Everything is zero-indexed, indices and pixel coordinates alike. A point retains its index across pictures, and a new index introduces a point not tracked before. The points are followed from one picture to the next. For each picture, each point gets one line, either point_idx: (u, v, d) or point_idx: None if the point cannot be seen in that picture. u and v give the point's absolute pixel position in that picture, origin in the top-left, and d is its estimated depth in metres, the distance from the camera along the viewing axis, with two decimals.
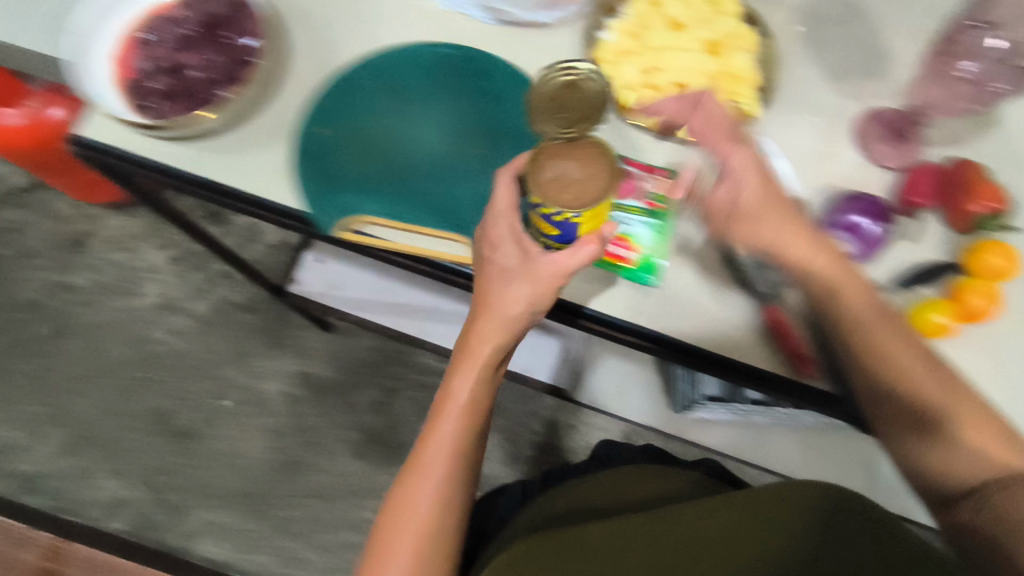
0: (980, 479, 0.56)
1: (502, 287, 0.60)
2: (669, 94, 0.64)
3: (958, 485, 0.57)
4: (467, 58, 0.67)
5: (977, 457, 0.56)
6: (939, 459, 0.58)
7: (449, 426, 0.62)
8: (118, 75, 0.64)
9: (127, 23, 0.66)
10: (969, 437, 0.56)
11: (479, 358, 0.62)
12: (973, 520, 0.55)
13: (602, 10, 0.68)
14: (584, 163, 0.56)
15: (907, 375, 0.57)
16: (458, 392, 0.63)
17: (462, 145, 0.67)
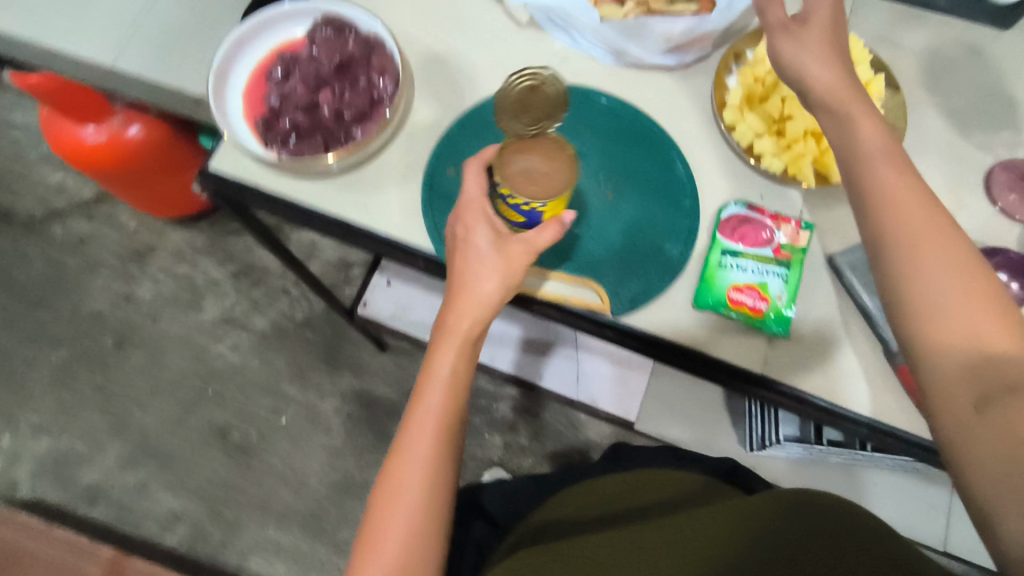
0: (987, 388, 0.42)
1: (477, 267, 0.59)
2: (800, 143, 0.63)
3: (962, 397, 0.43)
4: (592, 104, 0.68)
5: (959, 349, 0.44)
6: (947, 373, 0.45)
7: (434, 405, 0.58)
8: (250, 111, 0.66)
9: (260, 60, 0.68)
10: (975, 328, 0.44)
11: (460, 335, 0.59)
12: (963, 436, 0.42)
13: (729, 55, 0.68)
14: (549, 156, 0.57)
15: (898, 260, 0.48)
16: (438, 369, 0.59)
17: (588, 188, 0.66)
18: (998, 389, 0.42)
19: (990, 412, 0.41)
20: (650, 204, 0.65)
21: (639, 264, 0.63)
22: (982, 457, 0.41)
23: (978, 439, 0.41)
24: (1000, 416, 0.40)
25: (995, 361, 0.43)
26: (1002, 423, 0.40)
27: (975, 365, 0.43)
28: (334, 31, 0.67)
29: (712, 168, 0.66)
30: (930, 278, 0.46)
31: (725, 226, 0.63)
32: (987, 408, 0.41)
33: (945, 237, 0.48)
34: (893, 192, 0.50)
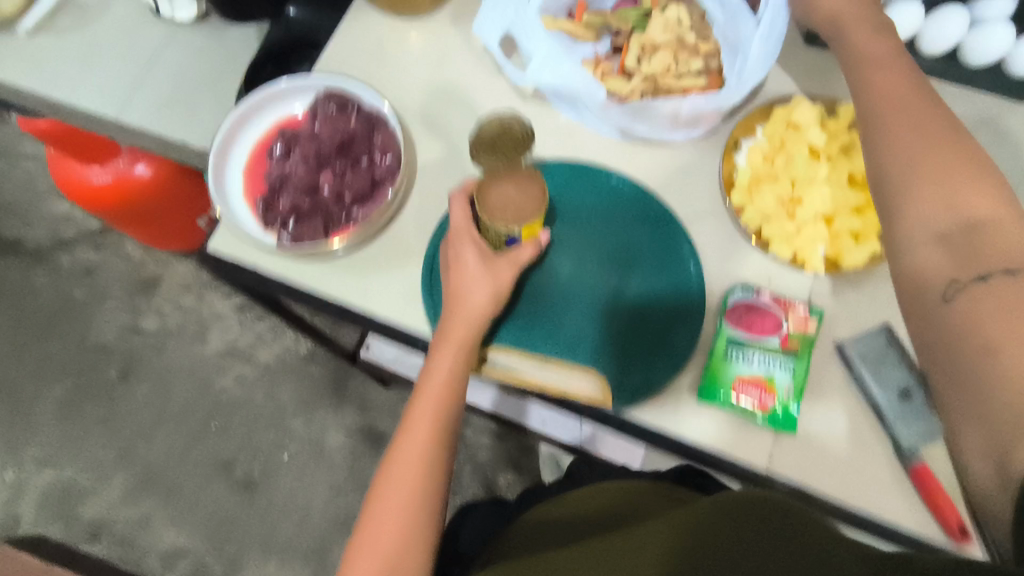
0: (962, 273, 0.48)
1: (472, 280, 0.58)
2: (808, 230, 0.62)
3: (937, 283, 0.49)
4: (602, 182, 0.67)
5: (941, 224, 0.50)
6: (928, 258, 0.50)
7: (428, 415, 0.57)
8: (250, 189, 0.65)
9: (262, 134, 0.67)
10: (954, 204, 0.50)
11: (457, 342, 0.58)
12: (934, 318, 0.48)
13: (739, 130, 0.67)
14: (522, 185, 0.58)
15: (886, 174, 0.54)
16: (432, 374, 0.58)
17: (591, 271, 0.64)
18: (971, 272, 0.47)
19: (960, 296, 0.47)
20: (654, 289, 0.63)
21: (643, 352, 0.61)
22: (959, 334, 0.46)
23: (955, 319, 0.46)
24: (969, 299, 0.46)
25: (971, 239, 0.48)
26: (973, 304, 0.46)
27: (950, 236, 0.49)
28: (337, 106, 0.65)
29: (720, 249, 0.65)
30: (913, 163, 0.53)
31: (733, 313, 0.61)
32: (953, 297, 0.47)
33: (932, 130, 0.54)
34: (882, 116, 0.57)
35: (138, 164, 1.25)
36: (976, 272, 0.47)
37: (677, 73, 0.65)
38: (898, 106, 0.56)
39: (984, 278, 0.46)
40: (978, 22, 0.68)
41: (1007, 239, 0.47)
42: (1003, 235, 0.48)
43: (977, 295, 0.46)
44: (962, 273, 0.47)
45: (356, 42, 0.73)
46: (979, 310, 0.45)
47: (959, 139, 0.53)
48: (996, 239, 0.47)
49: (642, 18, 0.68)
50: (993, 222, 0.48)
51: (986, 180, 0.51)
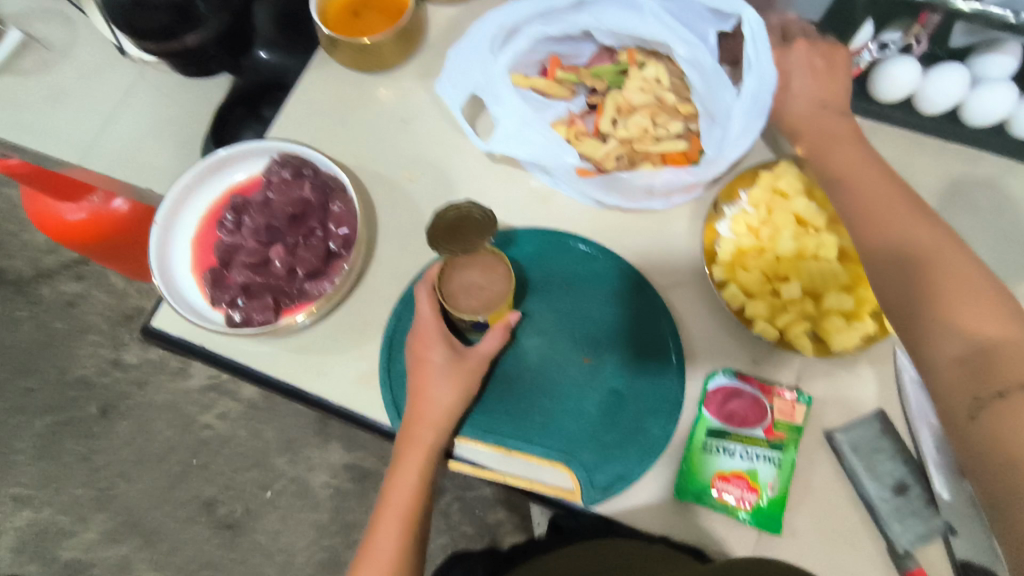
0: (981, 390, 0.43)
1: (437, 381, 0.55)
2: (798, 308, 0.58)
3: (958, 402, 0.44)
4: (575, 254, 0.63)
5: (953, 339, 0.45)
6: (953, 374, 0.45)
7: (391, 539, 0.53)
8: (198, 261, 0.62)
9: (213, 202, 0.64)
10: (965, 323, 0.45)
11: (422, 448, 0.54)
12: (962, 443, 0.43)
13: (722, 196, 0.62)
14: (486, 268, 0.56)
15: (885, 271, 0.50)
16: (399, 488, 0.54)
17: (564, 352, 0.60)
18: (994, 389, 0.42)
19: (987, 418, 0.42)
20: (630, 371, 0.59)
21: (616, 443, 0.57)
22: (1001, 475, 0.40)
23: (989, 452, 0.41)
24: (997, 421, 0.41)
25: (991, 357, 0.43)
26: (1005, 428, 0.41)
27: (969, 353, 0.44)
28: (292, 172, 0.62)
29: (702, 328, 0.60)
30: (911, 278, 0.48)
31: (712, 401, 0.57)
32: (980, 416, 0.42)
33: (918, 221, 0.51)
34: (864, 199, 0.53)
35: (117, 200, 1.00)
36: (996, 387, 0.42)
37: (655, 136, 0.63)
38: (879, 196, 0.53)
39: (1005, 395, 0.42)
40: (979, 81, 0.63)
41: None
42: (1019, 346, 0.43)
43: (1006, 418, 0.41)
44: (982, 390, 0.43)
45: (318, 103, 0.70)
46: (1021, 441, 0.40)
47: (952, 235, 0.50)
48: (1012, 353, 0.43)
49: (618, 76, 0.65)
50: (1005, 333, 0.44)
51: (986, 282, 0.47)
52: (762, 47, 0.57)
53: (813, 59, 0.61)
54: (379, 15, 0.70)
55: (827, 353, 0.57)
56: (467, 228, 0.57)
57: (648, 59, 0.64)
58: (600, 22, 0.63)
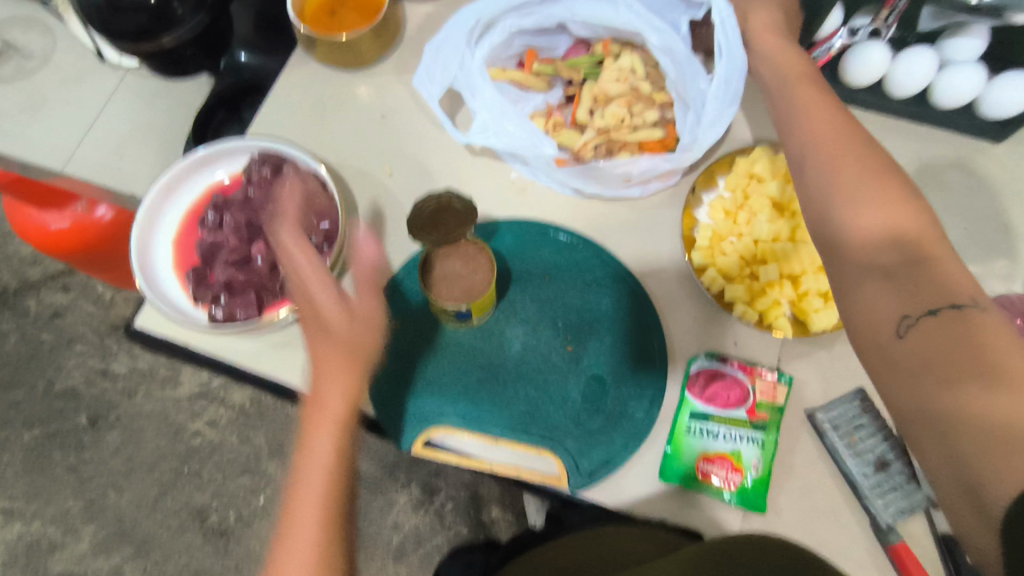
0: (911, 310, 0.41)
1: (332, 338, 0.52)
2: (777, 291, 0.58)
3: (883, 323, 0.42)
4: (555, 243, 0.64)
5: (884, 258, 0.44)
6: (877, 296, 0.43)
7: (309, 531, 0.48)
8: (180, 261, 0.62)
9: (194, 201, 0.65)
10: (878, 235, 0.45)
11: (334, 413, 0.51)
12: (889, 362, 0.42)
13: (700, 184, 0.63)
14: (468, 259, 0.57)
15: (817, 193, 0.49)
16: (310, 468, 0.50)
17: (546, 339, 0.61)
18: (923, 307, 0.41)
19: (914, 332, 0.40)
20: (611, 356, 0.60)
21: (601, 428, 0.57)
22: (931, 385, 0.38)
23: (925, 366, 0.39)
24: (926, 336, 0.40)
25: (921, 277, 0.42)
26: (933, 344, 0.39)
27: (892, 271, 0.43)
28: (273, 169, 0.62)
29: (682, 312, 0.61)
30: (853, 206, 0.47)
31: (695, 384, 0.57)
32: (908, 335, 0.41)
33: (850, 143, 0.50)
34: (812, 132, 0.51)
35: (100, 207, 0.99)
36: (928, 304, 0.41)
37: (632, 125, 0.64)
38: (820, 126, 0.51)
39: (935, 313, 0.40)
40: (948, 63, 0.64)
41: (953, 273, 0.42)
42: (951, 268, 0.42)
43: (935, 331, 0.40)
44: (910, 305, 0.41)
45: (294, 101, 0.70)
46: (954, 354, 0.38)
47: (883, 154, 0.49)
48: (942, 272, 0.42)
49: (594, 67, 0.66)
50: (935, 252, 0.43)
51: (910, 200, 0.46)
52: (731, 34, 0.57)
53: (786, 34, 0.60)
54: (354, 13, 0.70)
55: (805, 333, 0.57)
56: (449, 218, 0.56)
57: (623, 50, 0.65)
58: (575, 14, 0.64)
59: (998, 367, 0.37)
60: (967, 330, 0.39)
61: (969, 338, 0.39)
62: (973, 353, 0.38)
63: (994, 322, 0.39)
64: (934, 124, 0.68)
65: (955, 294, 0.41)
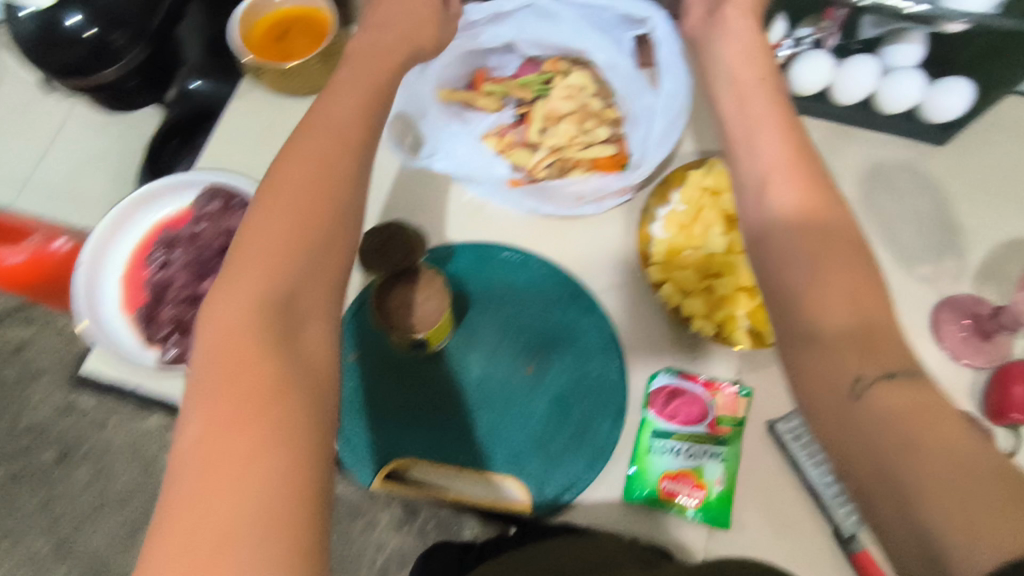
0: (866, 369, 0.36)
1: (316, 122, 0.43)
2: (733, 305, 0.58)
3: (836, 380, 0.37)
4: (514, 263, 0.63)
5: (833, 316, 0.38)
6: (827, 356, 0.38)
7: (253, 281, 0.37)
8: (129, 301, 0.61)
9: (141, 237, 0.63)
10: (827, 288, 0.39)
11: (315, 158, 0.41)
12: (841, 425, 0.36)
13: (653, 199, 0.63)
14: (419, 284, 0.56)
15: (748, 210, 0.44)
16: (319, 134, 0.42)
17: (507, 362, 0.60)
18: (877, 369, 0.36)
19: (872, 395, 0.35)
20: (573, 377, 0.59)
21: (564, 450, 0.57)
22: (888, 454, 0.33)
23: (883, 430, 0.34)
24: (885, 398, 0.35)
25: (871, 337, 0.37)
26: (893, 406, 0.34)
27: (856, 333, 0.38)
28: (221, 203, 0.61)
29: (641, 327, 0.61)
30: (798, 248, 0.41)
31: (656, 401, 0.57)
32: (863, 396, 0.35)
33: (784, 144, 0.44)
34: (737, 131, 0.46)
35: (59, 240, 0.91)
36: (884, 367, 0.36)
37: (583, 142, 0.64)
38: None
39: (892, 377, 0.35)
40: (890, 69, 0.65)
41: (897, 337, 0.38)
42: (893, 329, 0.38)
43: (894, 395, 0.35)
44: (865, 366, 0.36)
45: (243, 132, 0.70)
46: (912, 417, 0.34)
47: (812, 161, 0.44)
48: (893, 336, 0.38)
49: (543, 85, 0.67)
50: (881, 313, 0.39)
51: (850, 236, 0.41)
52: (671, 48, 0.56)
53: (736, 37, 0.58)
54: (302, 36, 0.69)
55: (761, 346, 0.57)
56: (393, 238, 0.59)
57: (572, 67, 0.66)
58: (522, 32, 0.64)
59: (944, 430, 0.33)
60: (917, 396, 0.35)
61: (927, 404, 0.34)
62: (927, 425, 0.33)
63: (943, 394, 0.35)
64: (881, 129, 0.69)
65: (907, 360, 0.37)
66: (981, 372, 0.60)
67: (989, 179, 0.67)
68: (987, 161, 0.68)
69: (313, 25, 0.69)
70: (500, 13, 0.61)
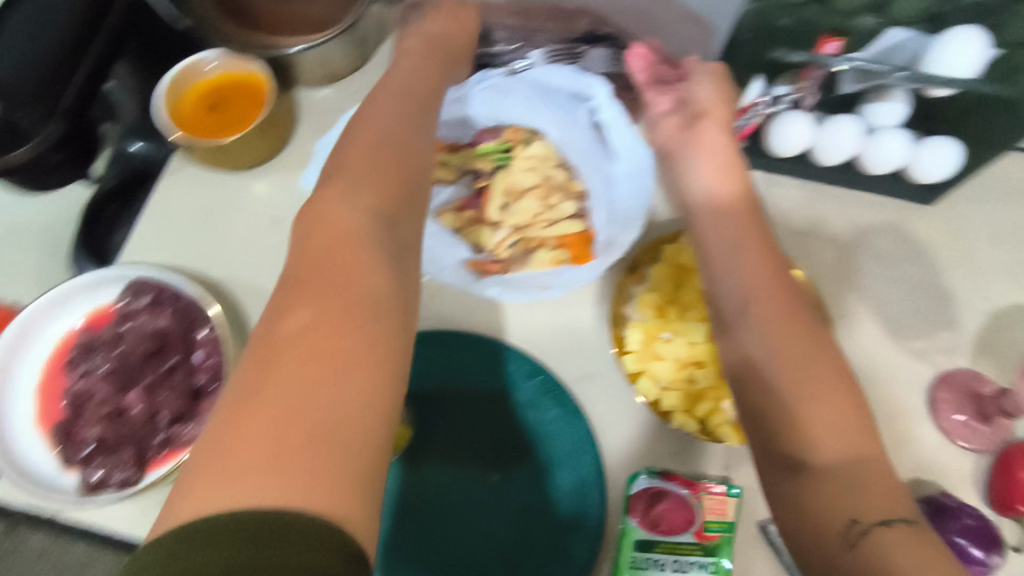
0: (861, 514, 0.36)
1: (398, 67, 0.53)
2: (708, 394, 0.54)
3: (832, 523, 0.36)
4: (474, 357, 0.58)
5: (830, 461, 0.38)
6: (825, 500, 0.37)
7: (359, 184, 0.43)
8: (44, 415, 0.54)
9: (58, 342, 0.56)
10: (820, 427, 0.39)
11: (407, 103, 0.50)
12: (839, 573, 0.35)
13: (627, 277, 0.59)
14: None
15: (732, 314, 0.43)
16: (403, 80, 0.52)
17: (470, 469, 0.55)
18: (874, 514, 0.36)
19: (870, 544, 0.35)
20: (543, 483, 0.54)
21: (536, 569, 0.51)
22: None
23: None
24: (885, 547, 0.34)
25: (863, 479, 0.37)
26: (892, 559, 0.34)
27: (850, 474, 0.37)
28: (151, 300, 0.55)
29: (616, 419, 0.56)
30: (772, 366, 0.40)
31: (637, 507, 0.52)
32: (860, 543, 0.35)
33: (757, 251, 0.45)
34: (718, 225, 0.48)
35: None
36: (882, 513, 0.36)
37: (549, 220, 0.60)
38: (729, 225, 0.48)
39: (889, 524, 0.35)
40: (873, 129, 0.61)
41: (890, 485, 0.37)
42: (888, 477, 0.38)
43: (894, 546, 0.34)
44: (862, 509, 0.36)
45: (180, 211, 0.66)
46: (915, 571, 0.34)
47: (771, 272, 0.45)
48: (884, 474, 0.38)
49: (503, 154, 0.62)
50: (872, 455, 0.38)
51: (830, 360, 0.42)
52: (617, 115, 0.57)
53: (713, 101, 0.53)
54: (237, 104, 0.63)
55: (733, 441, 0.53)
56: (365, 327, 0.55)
57: (533, 136, 0.63)
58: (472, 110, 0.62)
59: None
60: (918, 547, 0.35)
61: (929, 558, 0.34)
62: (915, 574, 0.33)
63: (942, 547, 0.35)
64: (866, 188, 0.66)
65: (903, 505, 0.37)
66: (982, 457, 0.56)
67: (976, 246, 0.64)
68: (971, 221, 0.65)
69: (250, 90, 0.63)
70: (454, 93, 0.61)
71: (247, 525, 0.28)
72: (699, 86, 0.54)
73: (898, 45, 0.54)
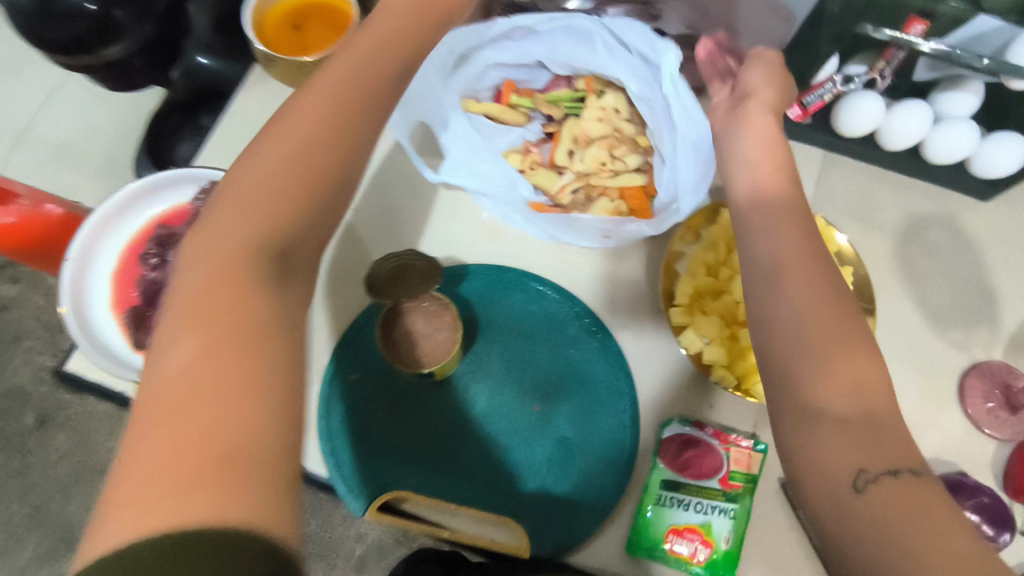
0: (872, 463, 0.37)
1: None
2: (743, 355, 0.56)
3: (839, 471, 0.38)
4: (529, 290, 0.61)
5: (847, 413, 0.39)
6: (836, 448, 0.38)
7: None
8: (118, 300, 0.58)
9: (135, 234, 0.60)
10: (848, 383, 0.40)
11: None
12: (840, 517, 0.37)
13: (684, 234, 0.61)
14: (427, 317, 0.58)
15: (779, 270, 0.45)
16: None
17: (514, 400, 0.58)
18: (881, 466, 0.37)
19: (874, 490, 0.36)
20: (580, 422, 0.57)
21: (568, 499, 0.54)
22: (870, 538, 0.35)
23: (885, 528, 0.35)
24: (887, 496, 0.36)
25: (881, 434, 0.39)
26: (893, 507, 0.36)
27: (867, 427, 0.39)
28: None
29: (655, 369, 0.59)
30: (819, 324, 0.42)
31: (667, 450, 0.54)
32: (864, 489, 0.37)
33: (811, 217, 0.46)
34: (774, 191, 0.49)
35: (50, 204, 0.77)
36: (889, 463, 0.37)
37: (613, 170, 0.63)
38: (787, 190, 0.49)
39: (895, 475, 0.37)
40: (941, 118, 0.62)
41: (906, 442, 0.39)
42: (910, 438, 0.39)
43: (897, 492, 0.36)
44: (868, 457, 0.38)
45: (250, 125, 0.68)
46: (910, 519, 0.35)
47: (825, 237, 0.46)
48: (904, 436, 0.39)
49: (574, 102, 0.66)
50: (893, 412, 0.40)
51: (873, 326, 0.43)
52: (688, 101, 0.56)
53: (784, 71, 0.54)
54: (320, 26, 0.65)
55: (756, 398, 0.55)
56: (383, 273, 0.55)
57: (607, 87, 0.65)
58: (552, 50, 0.63)
59: (929, 530, 0.34)
60: (919, 500, 0.36)
61: (933, 504, 0.36)
62: (908, 518, 0.35)
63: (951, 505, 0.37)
64: (926, 177, 0.66)
65: (914, 457, 0.38)
66: (1004, 445, 0.58)
67: None
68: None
69: (333, 14, 0.65)
70: (531, 31, 0.61)
71: (164, 550, 0.28)
72: (770, 65, 0.56)
73: (985, 33, 0.54)
